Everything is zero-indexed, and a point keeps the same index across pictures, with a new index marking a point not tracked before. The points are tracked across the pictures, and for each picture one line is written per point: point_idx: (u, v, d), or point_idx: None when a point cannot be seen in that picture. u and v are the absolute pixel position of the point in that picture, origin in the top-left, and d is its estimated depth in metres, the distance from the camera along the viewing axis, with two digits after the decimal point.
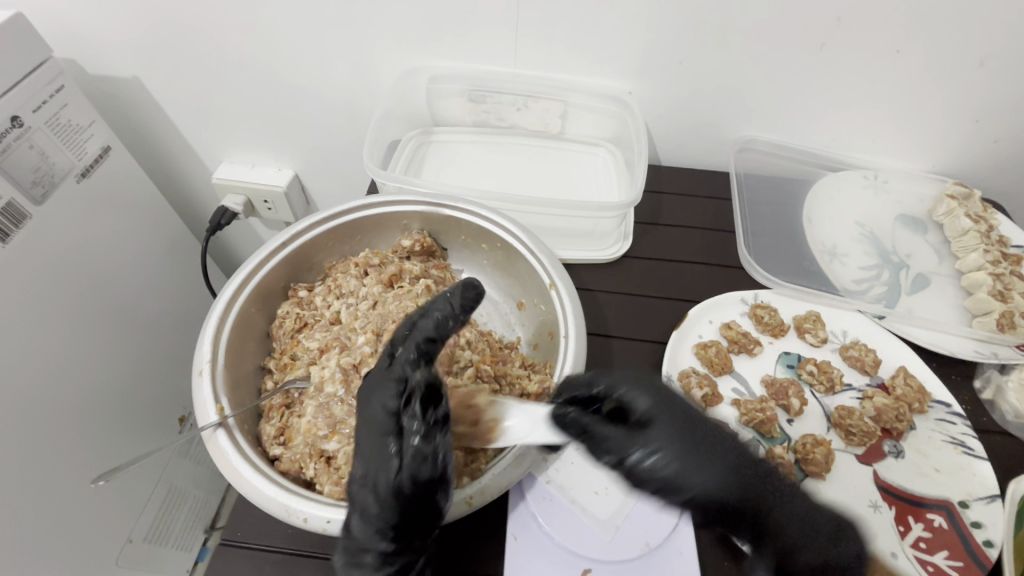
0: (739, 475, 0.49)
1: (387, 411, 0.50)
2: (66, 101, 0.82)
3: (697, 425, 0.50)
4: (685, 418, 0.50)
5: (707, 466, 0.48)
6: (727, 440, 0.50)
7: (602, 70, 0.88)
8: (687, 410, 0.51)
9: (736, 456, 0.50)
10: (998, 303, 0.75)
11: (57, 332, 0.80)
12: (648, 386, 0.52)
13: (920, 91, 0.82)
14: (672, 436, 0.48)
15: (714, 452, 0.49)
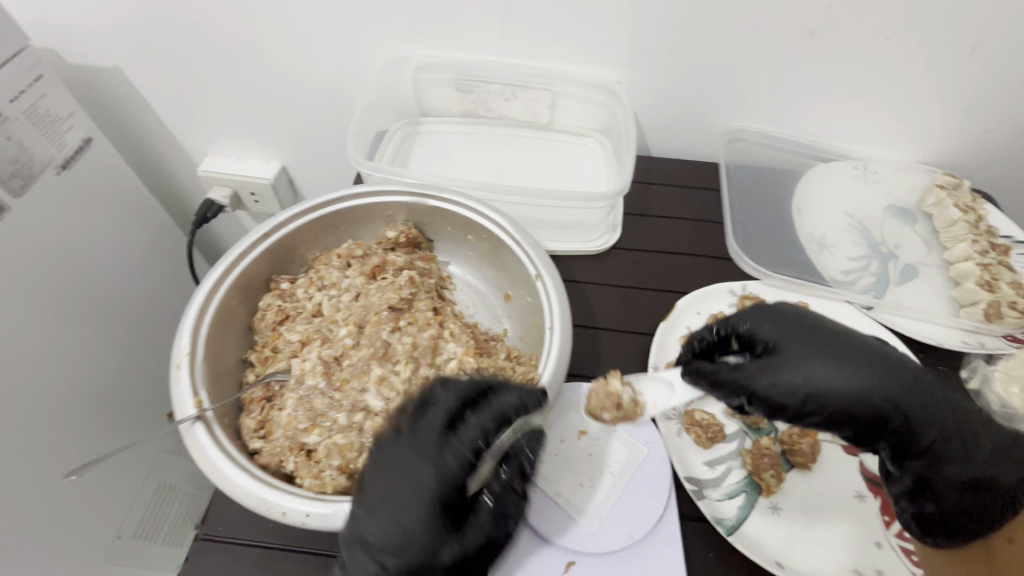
0: (885, 375, 0.53)
1: (435, 476, 0.49)
2: (45, 91, 0.80)
3: (831, 339, 0.55)
4: (814, 334, 0.55)
5: (855, 376, 0.53)
6: (864, 356, 0.54)
7: (591, 59, 0.86)
8: (814, 323, 0.56)
9: (877, 358, 0.54)
10: (984, 293, 0.75)
11: (39, 326, 0.79)
12: (772, 313, 0.58)
13: (911, 80, 0.82)
14: (809, 356, 0.54)
15: (858, 360, 0.54)
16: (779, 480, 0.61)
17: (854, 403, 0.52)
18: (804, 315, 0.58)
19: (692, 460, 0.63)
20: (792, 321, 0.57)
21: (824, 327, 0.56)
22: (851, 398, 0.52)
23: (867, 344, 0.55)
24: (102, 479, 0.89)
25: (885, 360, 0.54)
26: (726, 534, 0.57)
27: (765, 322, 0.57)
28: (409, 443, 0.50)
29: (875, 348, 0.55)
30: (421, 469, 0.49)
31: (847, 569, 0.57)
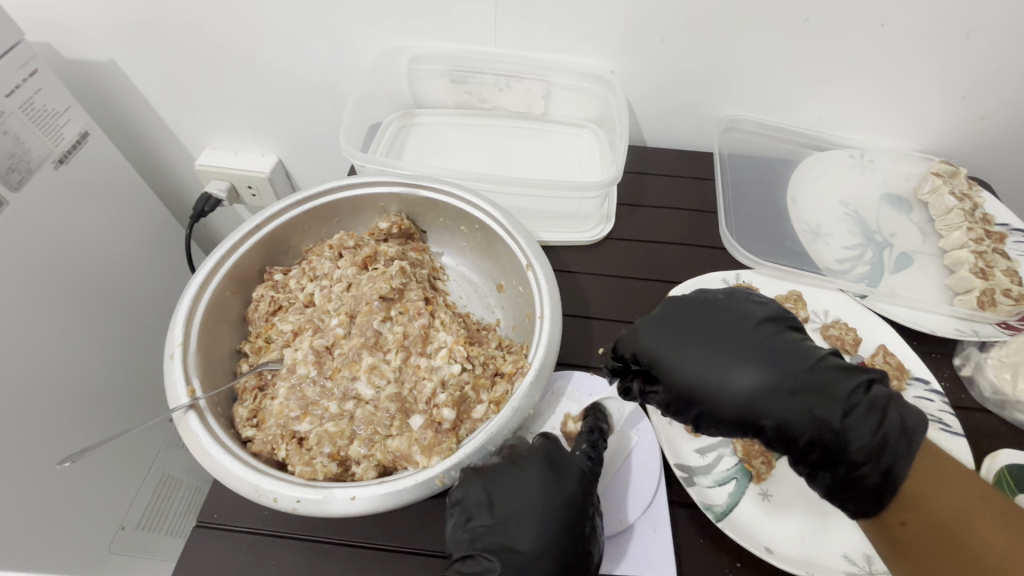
0: (753, 369, 0.54)
1: (581, 484, 0.54)
2: (40, 86, 0.80)
3: (698, 339, 0.57)
4: (676, 340, 0.57)
5: (719, 376, 0.55)
6: (748, 368, 0.54)
7: (584, 49, 0.86)
8: (683, 325, 0.59)
9: (744, 352, 0.56)
10: (978, 281, 0.74)
11: (39, 318, 0.80)
12: (649, 317, 0.61)
13: (908, 67, 0.81)
14: (674, 364, 0.56)
15: (722, 358, 0.56)
16: (769, 466, 0.62)
17: (722, 405, 0.54)
18: (680, 317, 0.60)
19: (683, 448, 0.63)
20: (664, 326, 0.59)
21: (696, 327, 0.58)
22: (719, 400, 0.54)
23: (739, 337, 0.57)
24: (105, 470, 0.91)
25: (756, 351, 0.56)
26: (717, 519, 0.57)
27: (639, 330, 0.60)
28: (539, 463, 0.55)
29: (748, 339, 0.57)
30: (566, 483, 0.53)
31: (836, 555, 0.57)
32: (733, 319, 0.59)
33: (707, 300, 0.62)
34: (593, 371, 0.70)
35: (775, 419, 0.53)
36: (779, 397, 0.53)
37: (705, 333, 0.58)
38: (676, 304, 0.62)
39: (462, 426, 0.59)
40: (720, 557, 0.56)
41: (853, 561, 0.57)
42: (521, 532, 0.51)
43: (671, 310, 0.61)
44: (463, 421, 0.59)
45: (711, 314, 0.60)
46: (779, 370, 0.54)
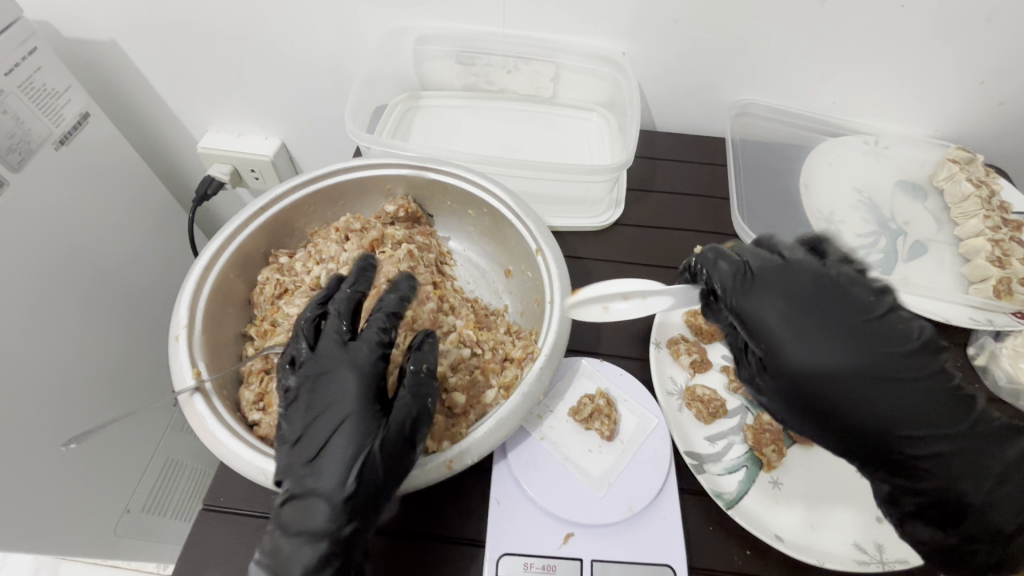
0: (903, 404, 0.49)
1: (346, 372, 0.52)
2: (40, 65, 0.79)
3: (854, 346, 0.49)
4: (832, 345, 0.49)
5: (869, 403, 0.49)
6: (901, 409, 0.49)
7: (595, 30, 0.84)
8: (835, 321, 0.50)
9: (900, 383, 0.49)
10: (995, 269, 0.73)
11: (36, 301, 0.78)
12: (793, 296, 0.51)
13: (926, 50, 0.79)
14: (825, 373, 0.49)
15: (876, 382, 0.49)
16: (780, 455, 0.60)
17: (852, 431, 0.50)
18: (831, 307, 0.51)
19: (692, 436, 0.62)
20: (814, 318, 0.50)
21: (850, 328, 0.50)
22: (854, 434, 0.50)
23: (897, 359, 0.50)
24: (111, 452, 0.91)
25: (910, 383, 0.49)
26: (726, 506, 0.57)
27: (779, 312, 0.50)
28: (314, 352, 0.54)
29: (904, 365, 0.50)
30: (331, 374, 0.52)
31: (846, 544, 0.56)
32: (892, 330, 0.50)
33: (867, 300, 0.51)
34: (602, 358, 0.69)
35: (903, 457, 0.50)
36: (919, 440, 0.49)
37: (863, 338, 0.50)
38: (824, 283, 0.52)
39: (472, 412, 0.58)
40: (730, 545, 0.56)
41: (864, 549, 0.56)
42: (304, 426, 0.51)
43: (818, 295, 0.51)
44: (473, 407, 0.59)
45: (867, 315, 0.51)
46: (930, 417, 0.49)
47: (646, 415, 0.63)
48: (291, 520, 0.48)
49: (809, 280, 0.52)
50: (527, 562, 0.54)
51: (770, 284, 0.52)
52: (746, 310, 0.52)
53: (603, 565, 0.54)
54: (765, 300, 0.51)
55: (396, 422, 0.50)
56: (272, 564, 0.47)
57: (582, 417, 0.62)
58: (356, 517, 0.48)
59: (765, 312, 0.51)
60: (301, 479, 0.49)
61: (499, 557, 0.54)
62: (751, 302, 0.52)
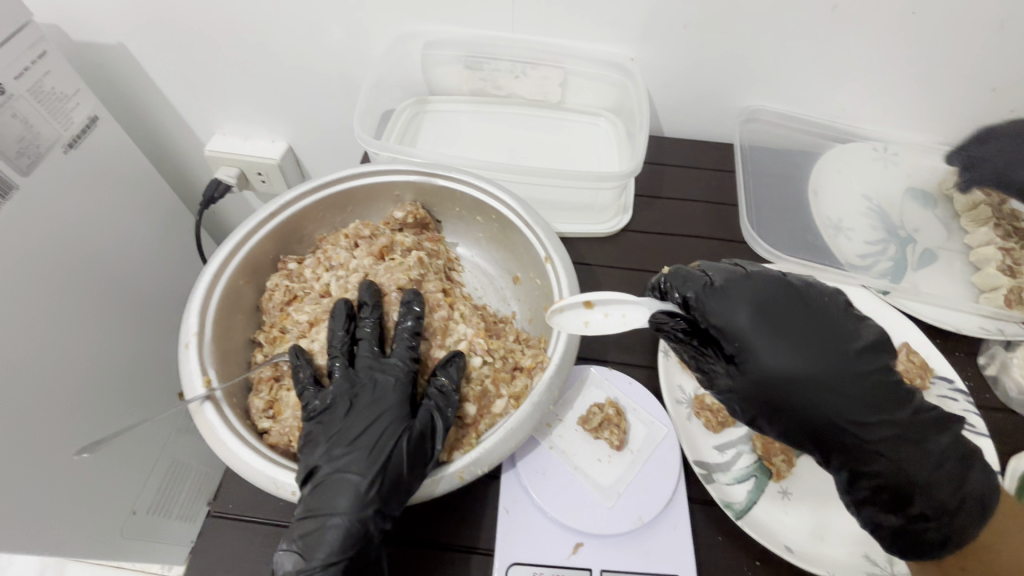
0: (849, 389, 0.49)
1: (383, 376, 0.57)
2: (50, 69, 0.79)
3: (798, 335, 0.50)
4: (780, 340, 0.50)
5: (818, 386, 0.49)
6: (852, 399, 0.49)
7: (604, 35, 0.84)
8: (784, 320, 0.51)
9: (846, 369, 0.50)
10: (1006, 278, 0.73)
11: (44, 304, 0.78)
12: (740, 292, 0.52)
13: (938, 57, 0.79)
14: (773, 358, 0.49)
15: (822, 366, 0.50)
16: (789, 465, 0.61)
17: (805, 416, 0.50)
18: (778, 300, 0.52)
19: (701, 444, 0.62)
20: (762, 311, 0.51)
21: (796, 320, 0.51)
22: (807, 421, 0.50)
23: (842, 347, 0.51)
24: (118, 455, 0.91)
25: (855, 371, 0.50)
26: (736, 517, 0.56)
27: (736, 303, 0.51)
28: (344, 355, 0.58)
29: (849, 353, 0.51)
30: (368, 375, 0.57)
31: (857, 555, 0.56)
32: (835, 322, 0.52)
33: (817, 303, 0.53)
34: (610, 365, 0.69)
35: (852, 441, 0.50)
36: (863, 423, 0.49)
37: (806, 329, 0.51)
38: (772, 281, 0.53)
39: (482, 422, 0.58)
40: (739, 556, 0.56)
41: (875, 561, 0.56)
42: (333, 419, 0.54)
43: (771, 296, 0.52)
44: (483, 416, 0.59)
45: (812, 309, 0.52)
46: (876, 403, 0.50)
47: (656, 424, 0.63)
48: (318, 504, 0.49)
49: (770, 288, 0.53)
50: (536, 572, 0.54)
51: (719, 280, 0.54)
52: (704, 303, 0.53)
53: None
54: (717, 294, 0.53)
55: (422, 420, 0.53)
56: (302, 548, 0.48)
57: (592, 427, 0.62)
58: (381, 503, 0.49)
59: (722, 304, 0.52)
60: (332, 467, 0.51)
61: (508, 567, 0.54)
62: (707, 295, 0.53)
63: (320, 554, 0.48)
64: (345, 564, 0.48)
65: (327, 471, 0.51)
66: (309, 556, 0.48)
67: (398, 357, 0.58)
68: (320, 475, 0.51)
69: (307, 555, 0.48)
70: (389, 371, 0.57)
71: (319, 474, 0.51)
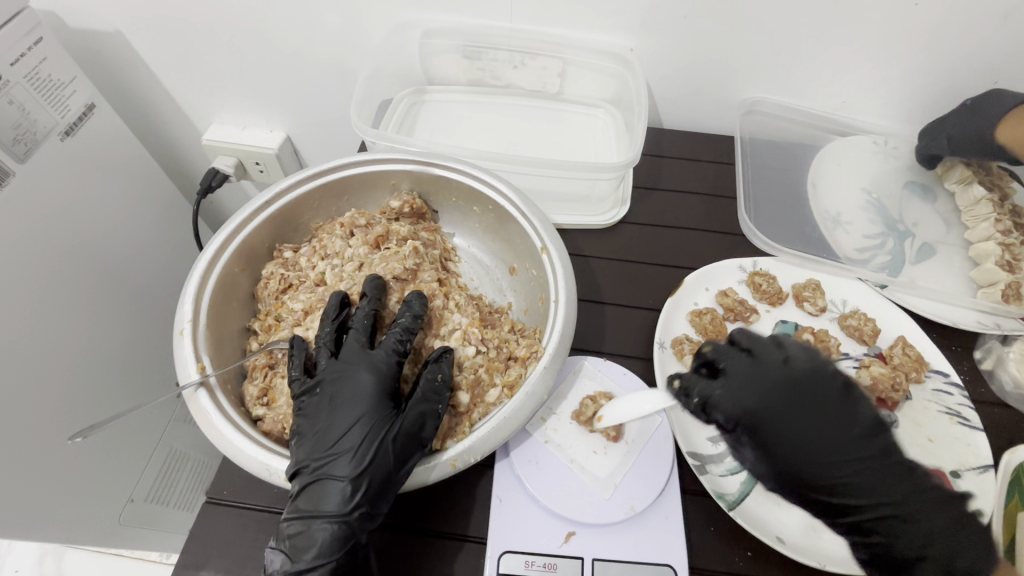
0: (861, 476, 0.51)
1: (369, 370, 0.56)
2: (46, 55, 0.78)
3: (802, 422, 0.52)
4: (789, 434, 0.52)
5: (820, 468, 0.51)
6: (867, 484, 0.51)
7: (604, 26, 0.83)
8: (792, 412, 0.52)
9: (848, 453, 0.51)
10: (1004, 274, 0.72)
11: (40, 290, 0.78)
12: (751, 383, 0.53)
13: (940, 49, 0.78)
14: (780, 446, 0.52)
15: (825, 450, 0.52)
16: None
17: (811, 494, 0.52)
18: (783, 389, 0.53)
19: (695, 435, 0.62)
20: (771, 400, 0.52)
21: (804, 409, 0.52)
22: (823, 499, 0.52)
23: (843, 431, 0.52)
24: (115, 443, 0.91)
25: (862, 453, 0.52)
26: (728, 508, 0.57)
27: (746, 397, 0.52)
28: (330, 349, 0.58)
29: (856, 439, 0.52)
30: (355, 369, 0.56)
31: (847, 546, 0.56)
32: (839, 407, 0.53)
33: (819, 388, 0.53)
34: (605, 357, 0.69)
35: (850, 516, 0.51)
36: (861, 501, 0.51)
37: (810, 415, 0.52)
38: (778, 366, 0.53)
39: (475, 411, 0.59)
40: (731, 545, 0.56)
41: None
42: (322, 415, 0.54)
43: (774, 387, 0.53)
44: (476, 405, 0.59)
45: (816, 394, 0.53)
46: (892, 486, 0.51)
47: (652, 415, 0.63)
48: (307, 505, 0.50)
49: (774, 381, 0.53)
50: (528, 560, 0.54)
51: (728, 372, 0.54)
52: (711, 401, 0.52)
53: (605, 564, 0.54)
54: (725, 390, 0.52)
55: (410, 420, 0.53)
56: (291, 548, 0.49)
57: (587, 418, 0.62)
58: (368, 505, 0.50)
59: (730, 399, 0.52)
60: (316, 468, 0.51)
61: (501, 555, 0.54)
62: (718, 393, 0.52)
63: (305, 557, 0.48)
64: (332, 565, 0.49)
65: (311, 477, 0.51)
66: (296, 556, 0.49)
67: (386, 350, 0.57)
68: (307, 483, 0.51)
69: (294, 556, 0.49)
70: (375, 364, 0.56)
71: (306, 479, 0.51)
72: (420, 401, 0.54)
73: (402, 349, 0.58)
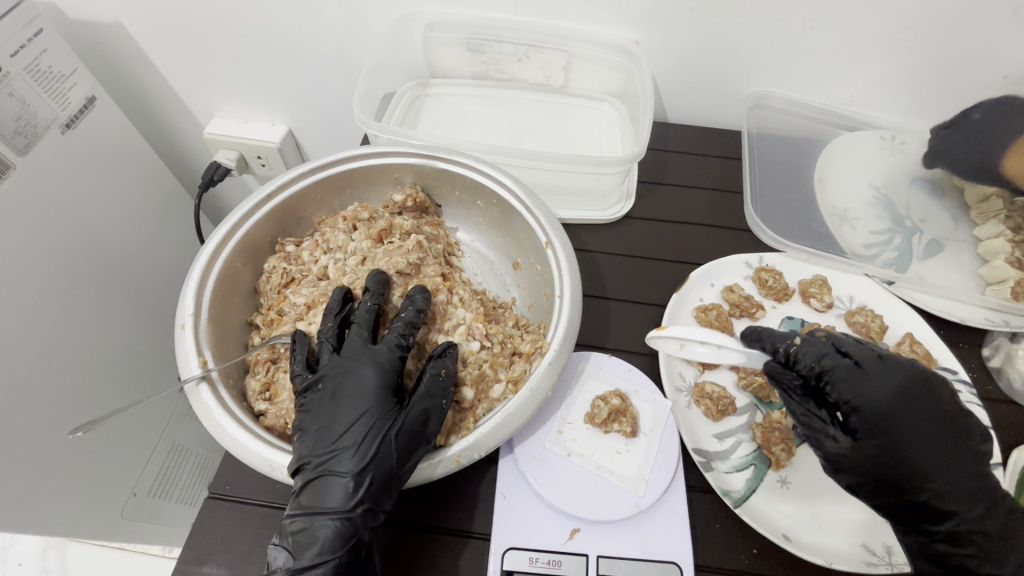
0: (952, 483, 0.52)
1: (372, 366, 0.55)
2: (46, 47, 0.77)
3: (916, 421, 0.54)
4: (904, 426, 0.54)
5: (918, 465, 0.53)
6: (957, 490, 0.52)
7: (609, 19, 0.83)
8: (910, 408, 0.54)
9: (945, 457, 0.53)
10: (1014, 271, 0.71)
11: (40, 283, 0.77)
12: (881, 372, 0.55)
13: (950, 43, 0.77)
14: (892, 437, 0.54)
15: (926, 452, 0.53)
16: (788, 454, 0.60)
17: (899, 494, 0.53)
18: (908, 387, 0.55)
19: (700, 432, 0.62)
20: (896, 393, 0.54)
21: (921, 411, 0.54)
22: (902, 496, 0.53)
23: (947, 441, 0.54)
24: (118, 438, 0.90)
25: (957, 461, 0.53)
26: (733, 504, 0.56)
27: (874, 385, 0.55)
28: (332, 344, 0.58)
29: (954, 447, 0.53)
30: (357, 365, 0.55)
31: (853, 544, 0.56)
32: (949, 417, 0.54)
33: (938, 397, 0.55)
34: (610, 353, 0.69)
35: (936, 523, 0.52)
36: (953, 510, 0.51)
37: (925, 415, 0.54)
38: (907, 367, 0.56)
39: (480, 406, 0.58)
40: (737, 542, 0.55)
41: (873, 551, 0.55)
42: (323, 411, 0.53)
43: (902, 384, 0.55)
44: (481, 401, 0.59)
45: (931, 402, 0.55)
46: (975, 494, 0.52)
47: (658, 409, 0.63)
48: (310, 502, 0.50)
49: (903, 378, 0.55)
50: (532, 556, 0.53)
51: (858, 361, 0.56)
52: (837, 378, 0.56)
53: (610, 561, 0.53)
54: (853, 373, 0.56)
55: (413, 416, 0.52)
56: (294, 545, 0.49)
57: (598, 414, 0.61)
58: (370, 502, 0.50)
59: (855, 382, 0.55)
60: (319, 464, 0.51)
61: (505, 551, 0.53)
62: (847, 367, 0.56)
63: (307, 554, 0.48)
64: (334, 563, 0.48)
65: (316, 475, 0.50)
66: (298, 553, 0.48)
67: (386, 345, 0.57)
68: (313, 480, 0.50)
69: (296, 553, 0.48)
70: (376, 358, 0.56)
71: (312, 477, 0.50)
72: (423, 397, 0.54)
73: (403, 345, 0.58)
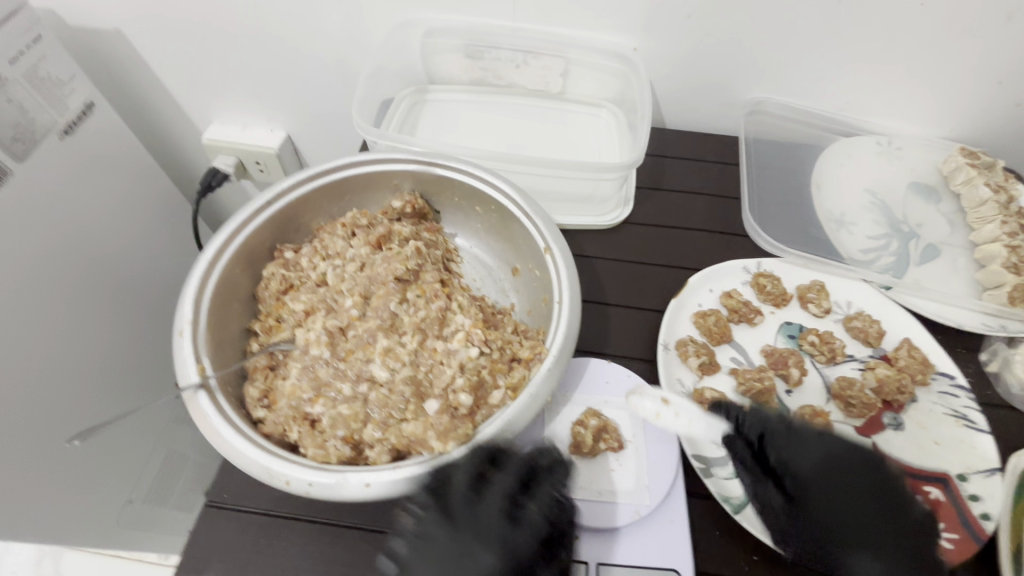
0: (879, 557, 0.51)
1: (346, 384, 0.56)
2: (45, 53, 0.77)
3: (844, 486, 0.54)
4: (828, 493, 0.53)
5: (838, 539, 0.52)
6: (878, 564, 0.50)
7: (606, 26, 0.83)
8: (836, 475, 0.54)
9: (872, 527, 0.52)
10: (1011, 276, 0.72)
11: (34, 289, 0.77)
12: (812, 441, 0.55)
13: (944, 49, 0.78)
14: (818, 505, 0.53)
15: (852, 517, 0.53)
16: None
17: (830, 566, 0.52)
18: (843, 453, 0.55)
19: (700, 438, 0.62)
20: (825, 461, 0.55)
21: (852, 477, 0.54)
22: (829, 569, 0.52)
23: (878, 509, 0.53)
24: (113, 445, 0.90)
25: (889, 531, 0.52)
26: (733, 511, 0.56)
27: (806, 453, 0.55)
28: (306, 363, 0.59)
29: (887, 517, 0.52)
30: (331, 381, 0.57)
31: None
32: (885, 484, 0.54)
33: (874, 463, 0.54)
34: (608, 358, 0.69)
35: None
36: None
37: (852, 484, 0.54)
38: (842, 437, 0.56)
39: (479, 413, 0.58)
40: (736, 549, 0.55)
41: None
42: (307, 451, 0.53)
43: (834, 451, 0.55)
44: (480, 408, 0.58)
45: (865, 469, 0.54)
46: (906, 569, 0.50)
47: None
48: None
49: (839, 447, 0.55)
50: None
51: (791, 427, 0.56)
52: (771, 443, 0.56)
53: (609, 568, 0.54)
54: (786, 439, 0.56)
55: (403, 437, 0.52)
56: None
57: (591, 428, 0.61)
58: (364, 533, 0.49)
59: (790, 450, 0.55)
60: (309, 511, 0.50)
61: None
62: (774, 432, 0.56)
63: None
64: None
65: None
66: None
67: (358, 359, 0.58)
68: None
69: None
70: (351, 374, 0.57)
71: None
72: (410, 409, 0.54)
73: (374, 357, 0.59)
